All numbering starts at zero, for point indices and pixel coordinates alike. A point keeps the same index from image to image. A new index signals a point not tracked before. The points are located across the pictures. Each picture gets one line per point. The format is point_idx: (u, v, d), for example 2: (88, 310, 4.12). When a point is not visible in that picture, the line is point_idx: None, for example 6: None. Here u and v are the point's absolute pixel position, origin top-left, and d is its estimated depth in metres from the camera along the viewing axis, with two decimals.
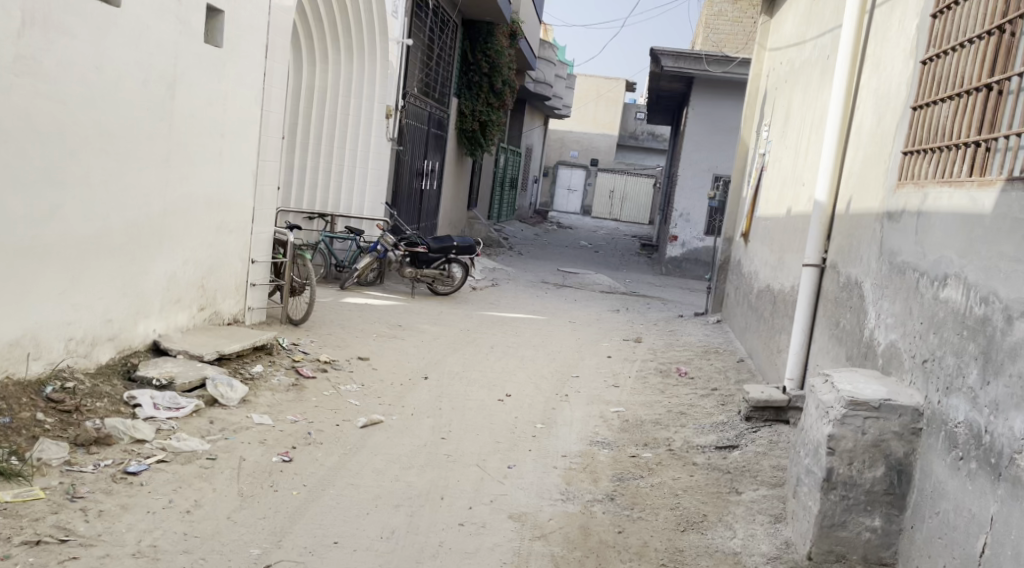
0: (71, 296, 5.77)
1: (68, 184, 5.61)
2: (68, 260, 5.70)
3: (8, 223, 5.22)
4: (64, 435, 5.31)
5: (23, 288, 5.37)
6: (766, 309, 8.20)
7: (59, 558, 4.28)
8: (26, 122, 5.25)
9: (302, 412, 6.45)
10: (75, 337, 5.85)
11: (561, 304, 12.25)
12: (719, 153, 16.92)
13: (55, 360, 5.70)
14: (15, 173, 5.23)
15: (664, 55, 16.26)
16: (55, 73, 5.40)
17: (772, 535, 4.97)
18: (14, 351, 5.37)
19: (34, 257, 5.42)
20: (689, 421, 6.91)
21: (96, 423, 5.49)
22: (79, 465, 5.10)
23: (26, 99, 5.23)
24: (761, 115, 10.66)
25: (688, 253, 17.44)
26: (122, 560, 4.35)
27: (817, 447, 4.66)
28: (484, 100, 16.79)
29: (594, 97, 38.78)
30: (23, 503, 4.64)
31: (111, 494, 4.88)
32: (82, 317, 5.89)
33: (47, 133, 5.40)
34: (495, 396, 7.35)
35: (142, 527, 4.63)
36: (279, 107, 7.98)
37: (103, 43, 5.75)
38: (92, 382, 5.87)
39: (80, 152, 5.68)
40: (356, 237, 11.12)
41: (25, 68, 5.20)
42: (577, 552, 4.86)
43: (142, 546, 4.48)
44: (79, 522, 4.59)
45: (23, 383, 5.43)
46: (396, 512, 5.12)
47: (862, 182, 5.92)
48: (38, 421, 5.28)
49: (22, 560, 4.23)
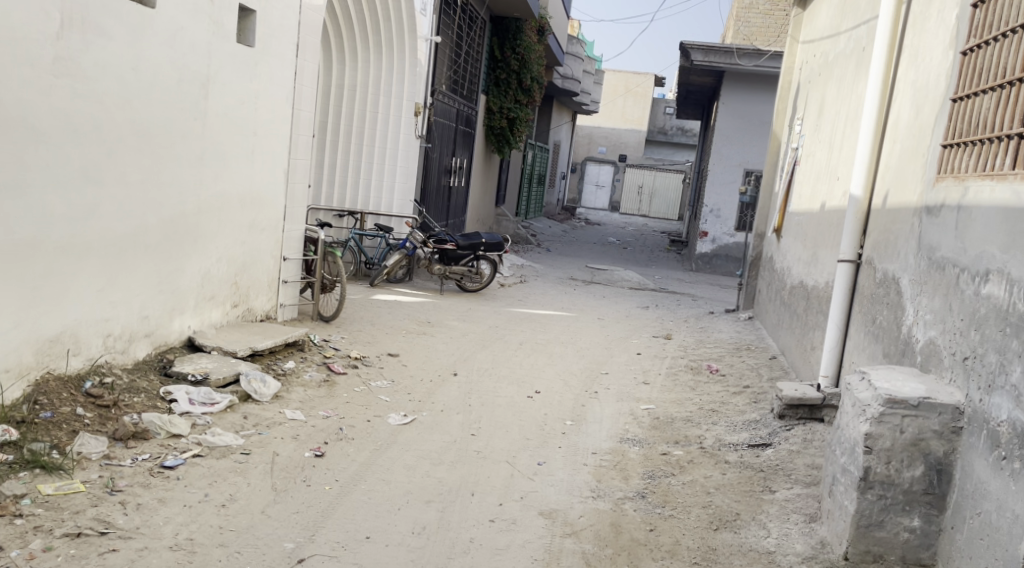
0: (109, 294, 5.80)
1: (105, 183, 5.63)
2: (105, 259, 5.72)
3: (48, 222, 5.23)
4: (102, 430, 5.34)
5: (62, 287, 5.39)
6: (800, 306, 8.12)
7: (99, 550, 4.30)
8: (65, 123, 5.26)
9: (333, 407, 6.45)
10: (112, 333, 5.88)
11: (589, 301, 12.19)
12: (750, 148, 16.79)
13: (94, 355, 5.73)
14: (56, 172, 5.25)
15: (694, 49, 15.96)
16: (93, 74, 5.41)
17: (807, 535, 4.91)
18: (54, 347, 5.39)
19: (72, 256, 5.43)
20: (720, 418, 6.84)
21: (133, 419, 5.51)
22: (118, 459, 5.13)
23: (65, 101, 5.24)
24: (794, 109, 10.53)
25: (718, 249, 17.34)
26: (160, 553, 4.35)
27: (853, 445, 4.58)
28: (512, 97, 16.73)
29: (623, 93, 38.65)
30: (64, 496, 4.67)
31: (149, 488, 4.90)
32: (119, 314, 5.92)
33: (85, 133, 5.41)
34: (524, 393, 7.32)
35: (178, 520, 4.64)
36: (310, 106, 7.98)
37: (139, 44, 5.76)
38: (129, 377, 5.92)
39: (118, 151, 5.70)
40: (385, 235, 11.20)
41: (65, 69, 5.21)
42: (608, 550, 4.82)
43: (180, 539, 4.49)
44: (118, 515, 4.60)
45: (63, 377, 5.46)
46: (427, 508, 5.10)
47: (900, 175, 5.82)
48: (78, 415, 5.32)
49: (63, 552, 4.26)
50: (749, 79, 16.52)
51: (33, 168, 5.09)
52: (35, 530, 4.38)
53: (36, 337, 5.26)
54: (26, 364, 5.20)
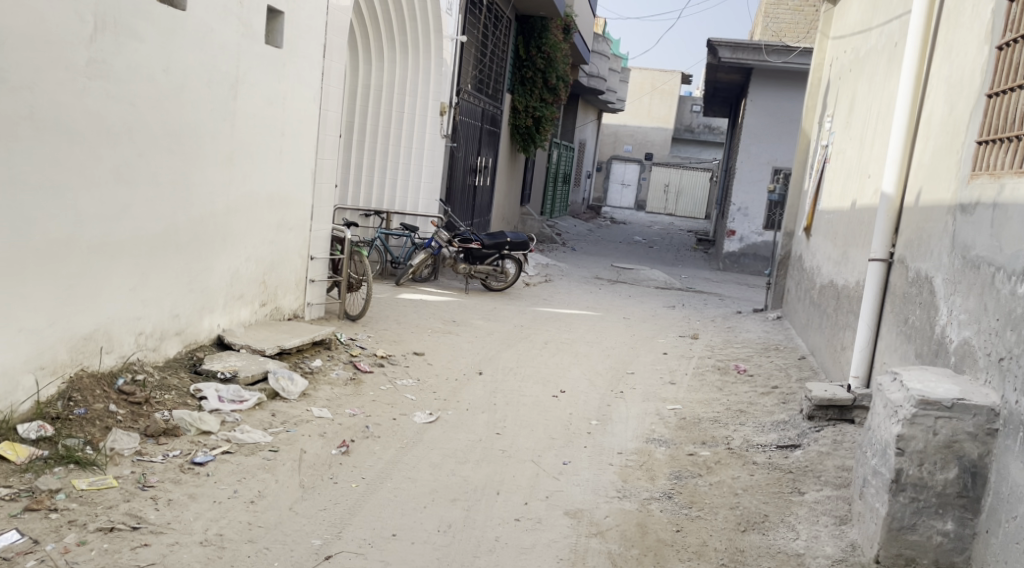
0: (141, 292, 5.82)
1: (137, 184, 5.65)
2: (137, 259, 5.74)
3: (82, 222, 5.25)
4: (134, 426, 5.36)
5: (96, 287, 5.42)
6: (830, 305, 8.02)
7: (131, 545, 4.32)
8: (99, 125, 5.28)
9: (359, 405, 6.43)
10: (144, 332, 5.90)
11: (615, 301, 12.12)
12: (779, 146, 16.64)
13: (126, 353, 5.76)
14: (91, 173, 5.27)
15: (722, 46, 15.91)
16: (124, 75, 5.43)
17: (838, 538, 4.83)
18: (88, 345, 5.41)
19: (105, 256, 5.46)
20: (748, 419, 6.76)
21: (165, 416, 5.53)
22: (150, 455, 5.14)
23: (99, 103, 5.26)
24: (824, 105, 10.40)
25: (745, 248, 17.21)
26: (191, 548, 4.37)
27: (885, 447, 4.51)
28: (537, 96, 16.68)
29: (649, 91, 38.46)
30: (97, 491, 4.69)
31: (179, 484, 4.91)
32: (151, 313, 5.94)
33: (117, 134, 5.43)
34: (549, 392, 7.28)
35: (208, 516, 4.65)
36: (336, 106, 7.97)
37: (170, 46, 5.78)
38: (161, 375, 5.95)
39: (149, 152, 5.72)
40: (410, 234, 11.19)
41: (98, 71, 5.23)
42: (634, 550, 4.77)
43: (209, 534, 4.50)
44: (150, 510, 4.62)
45: (97, 374, 5.48)
46: (453, 507, 5.07)
47: (933, 172, 5.73)
48: (110, 412, 5.35)
49: (97, 546, 4.27)
50: (778, 76, 16.37)
51: (69, 170, 5.11)
52: (69, 524, 4.40)
53: (71, 334, 5.28)
54: (61, 362, 5.22)
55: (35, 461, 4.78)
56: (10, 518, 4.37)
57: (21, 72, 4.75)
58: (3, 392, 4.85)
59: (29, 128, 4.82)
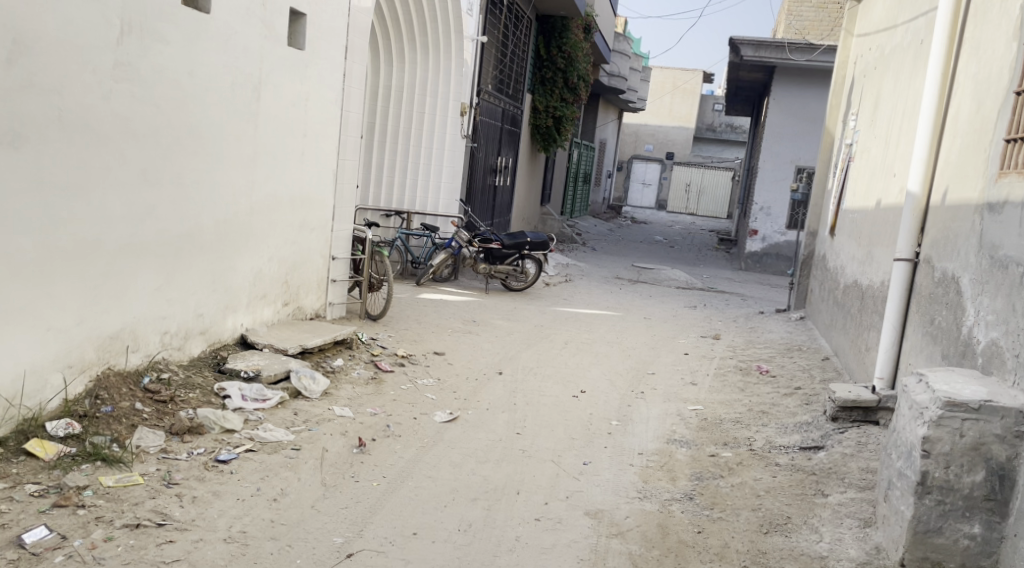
0: (166, 292, 5.84)
1: (162, 184, 5.67)
2: (162, 259, 5.76)
3: (109, 222, 5.27)
4: (160, 424, 5.37)
5: (122, 287, 5.44)
6: (854, 305, 7.94)
7: (156, 542, 4.33)
8: (125, 127, 5.30)
9: (381, 404, 6.43)
10: (169, 331, 5.92)
11: (636, 301, 12.07)
12: (802, 144, 16.53)
13: (151, 352, 5.78)
14: (117, 174, 5.28)
15: (744, 44, 15.84)
16: (150, 77, 5.44)
17: (862, 540, 4.78)
18: (114, 344, 5.44)
19: (131, 256, 5.48)
20: (770, 420, 6.71)
21: (189, 414, 5.54)
22: (175, 452, 5.16)
23: (125, 105, 5.28)
24: (848, 104, 10.31)
25: (768, 247, 17.10)
26: (215, 546, 4.37)
27: (910, 449, 4.46)
28: (557, 96, 16.64)
29: (670, 90, 38.32)
30: (124, 488, 4.70)
31: (203, 481, 4.92)
32: (176, 312, 5.96)
33: (143, 136, 5.45)
34: (569, 392, 7.25)
35: (232, 513, 4.65)
36: (358, 106, 7.97)
37: (195, 48, 5.80)
38: (185, 374, 5.96)
39: (174, 153, 5.74)
40: (431, 234, 11.18)
41: (124, 74, 5.24)
42: (655, 551, 4.74)
43: (233, 531, 4.51)
44: (174, 507, 4.63)
45: (123, 373, 5.51)
46: (473, 506, 5.06)
47: (960, 171, 5.67)
48: (136, 410, 5.37)
49: (123, 542, 4.29)
50: (801, 74, 16.26)
51: (96, 172, 5.13)
52: (96, 521, 4.41)
53: (98, 334, 5.30)
54: (88, 360, 5.25)
55: (63, 458, 4.81)
56: (39, 514, 4.39)
57: (50, 75, 4.77)
58: (32, 389, 4.88)
59: (57, 130, 4.83)
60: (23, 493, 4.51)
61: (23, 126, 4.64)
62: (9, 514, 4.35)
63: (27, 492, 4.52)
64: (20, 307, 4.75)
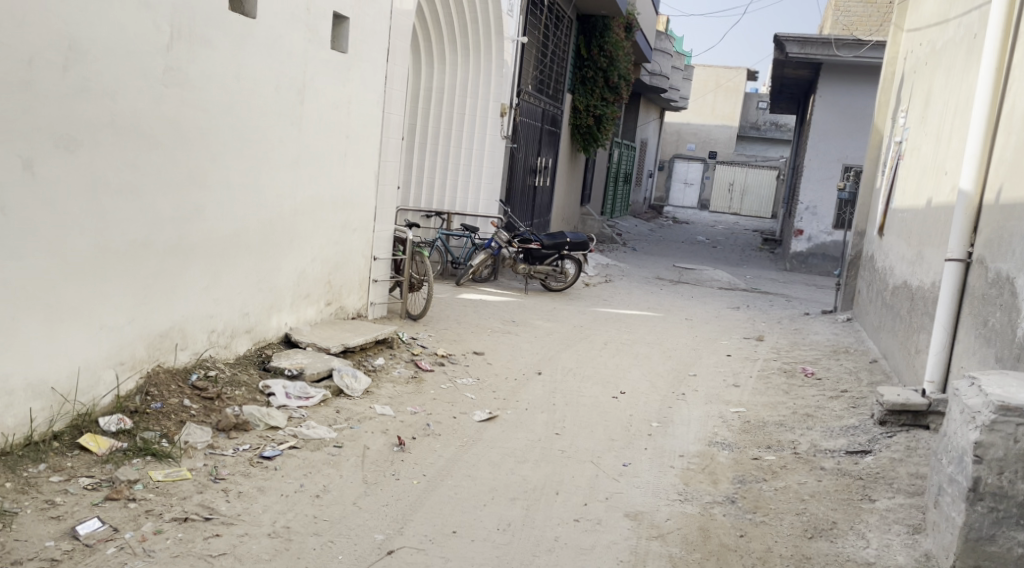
0: (213, 292, 5.86)
1: (210, 186, 5.69)
2: (210, 259, 5.78)
3: (158, 224, 5.29)
4: (207, 421, 5.39)
5: (170, 287, 5.46)
6: (903, 306, 7.78)
7: (204, 535, 4.33)
8: (174, 130, 5.32)
9: (421, 403, 6.40)
10: (216, 329, 5.95)
11: (678, 301, 11.95)
12: (849, 143, 16.28)
13: (199, 350, 5.81)
14: (166, 177, 5.31)
15: (789, 41, 15.65)
16: (199, 82, 5.47)
17: (910, 547, 4.66)
18: (164, 342, 5.47)
19: (179, 256, 5.50)
20: (816, 424, 6.59)
21: (235, 410, 5.55)
22: (221, 449, 5.17)
23: (174, 109, 5.30)
24: (898, 101, 10.12)
25: (814, 247, 16.86)
26: (260, 540, 4.37)
27: (962, 454, 4.33)
28: (598, 96, 16.53)
29: (713, 88, 38.00)
30: (173, 482, 4.72)
31: (249, 477, 4.92)
32: (223, 311, 5.99)
33: (192, 139, 5.47)
34: (609, 393, 7.17)
35: (276, 509, 4.65)
36: (400, 106, 7.95)
37: (241, 52, 5.82)
38: (231, 371, 5.98)
39: (222, 156, 5.76)
40: (470, 234, 11.13)
41: (173, 78, 5.26)
42: (696, 554, 4.66)
43: (277, 526, 4.50)
44: (221, 502, 4.63)
45: (172, 370, 5.54)
46: (513, 505, 5.01)
47: (1014, 170, 5.52)
48: (185, 407, 5.38)
49: (172, 535, 4.30)
50: (849, 70, 16.01)
51: (147, 174, 5.15)
52: (146, 514, 4.43)
53: (149, 332, 5.34)
54: (138, 357, 5.28)
55: (115, 453, 4.84)
56: (91, 506, 4.42)
57: (103, 80, 4.79)
58: (86, 385, 4.92)
59: (110, 135, 4.86)
60: (77, 486, 4.54)
61: (77, 130, 4.67)
62: (63, 506, 4.38)
63: (81, 485, 4.56)
64: (73, 306, 4.78)
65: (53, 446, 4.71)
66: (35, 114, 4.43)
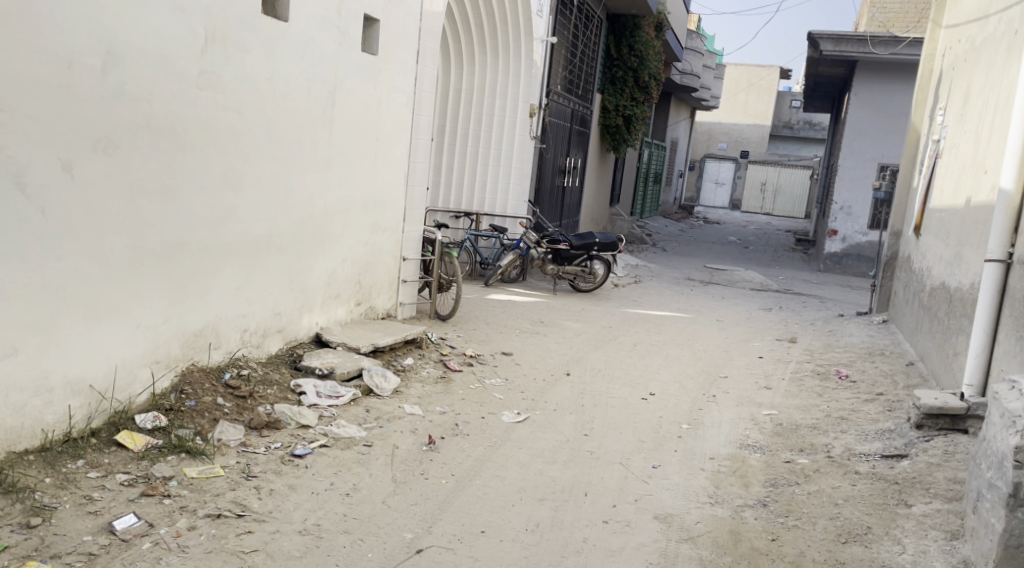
0: (246, 292, 5.86)
1: (243, 188, 5.68)
2: (242, 260, 5.78)
3: (193, 224, 5.29)
4: (240, 419, 5.38)
5: (205, 286, 5.46)
6: (941, 308, 7.65)
7: (236, 532, 4.32)
8: (208, 133, 5.31)
9: (449, 403, 6.37)
10: (248, 328, 5.95)
11: (708, 302, 11.85)
12: (885, 142, 16.07)
13: (232, 349, 5.81)
14: (201, 179, 5.31)
15: (824, 38, 15.47)
16: (233, 85, 5.47)
17: (949, 553, 4.56)
18: (198, 340, 5.48)
19: (213, 257, 5.50)
20: (850, 427, 6.48)
21: (267, 409, 5.54)
22: (253, 447, 5.16)
23: (208, 112, 5.30)
24: (935, 99, 9.96)
25: (848, 247, 16.66)
26: (291, 537, 4.35)
27: (1002, 459, 4.22)
28: (627, 95, 16.42)
29: (744, 88, 37.73)
30: (206, 479, 4.72)
31: (281, 475, 4.90)
32: (255, 311, 5.98)
33: (225, 141, 5.46)
34: (638, 395, 7.10)
35: (307, 506, 4.63)
36: (430, 106, 7.92)
37: (274, 55, 5.81)
38: (263, 370, 5.97)
39: (254, 157, 5.76)
40: (499, 235, 11.09)
41: (207, 82, 5.26)
42: (727, 558, 4.59)
43: (308, 524, 4.48)
44: (253, 499, 4.62)
45: (206, 368, 5.55)
46: (541, 506, 4.96)
47: None
48: (219, 405, 5.38)
49: (205, 531, 4.29)
50: (885, 68, 15.82)
51: (181, 176, 5.16)
52: (180, 510, 4.43)
53: (184, 330, 5.34)
54: (173, 356, 5.29)
55: (151, 450, 4.84)
56: (128, 502, 4.42)
57: (139, 83, 4.79)
58: (122, 383, 4.93)
59: (146, 137, 4.86)
60: (114, 482, 4.55)
61: (114, 133, 4.68)
62: (101, 501, 4.39)
63: (118, 481, 4.56)
64: (111, 305, 4.79)
65: (91, 443, 4.72)
66: (73, 117, 4.44)
